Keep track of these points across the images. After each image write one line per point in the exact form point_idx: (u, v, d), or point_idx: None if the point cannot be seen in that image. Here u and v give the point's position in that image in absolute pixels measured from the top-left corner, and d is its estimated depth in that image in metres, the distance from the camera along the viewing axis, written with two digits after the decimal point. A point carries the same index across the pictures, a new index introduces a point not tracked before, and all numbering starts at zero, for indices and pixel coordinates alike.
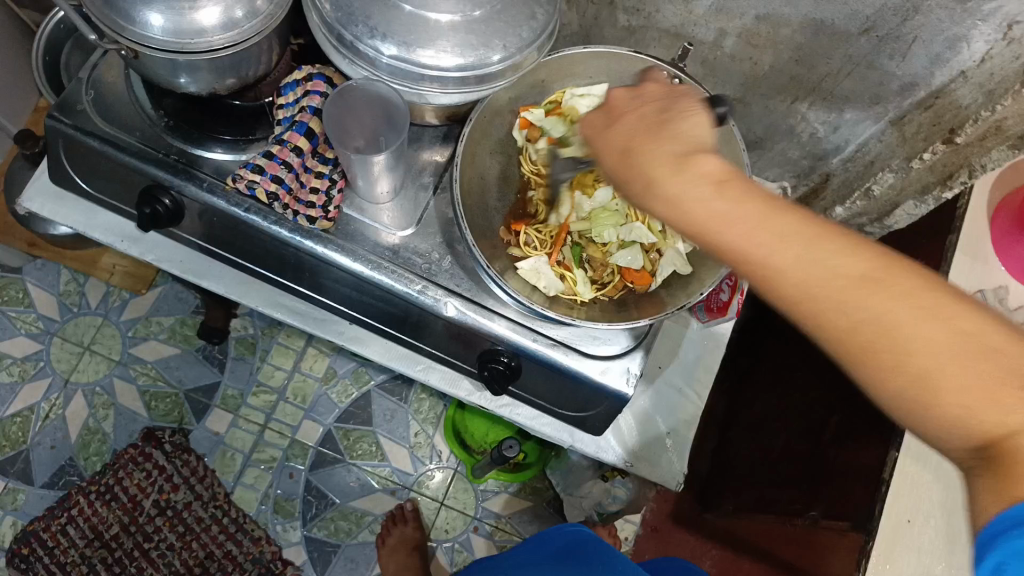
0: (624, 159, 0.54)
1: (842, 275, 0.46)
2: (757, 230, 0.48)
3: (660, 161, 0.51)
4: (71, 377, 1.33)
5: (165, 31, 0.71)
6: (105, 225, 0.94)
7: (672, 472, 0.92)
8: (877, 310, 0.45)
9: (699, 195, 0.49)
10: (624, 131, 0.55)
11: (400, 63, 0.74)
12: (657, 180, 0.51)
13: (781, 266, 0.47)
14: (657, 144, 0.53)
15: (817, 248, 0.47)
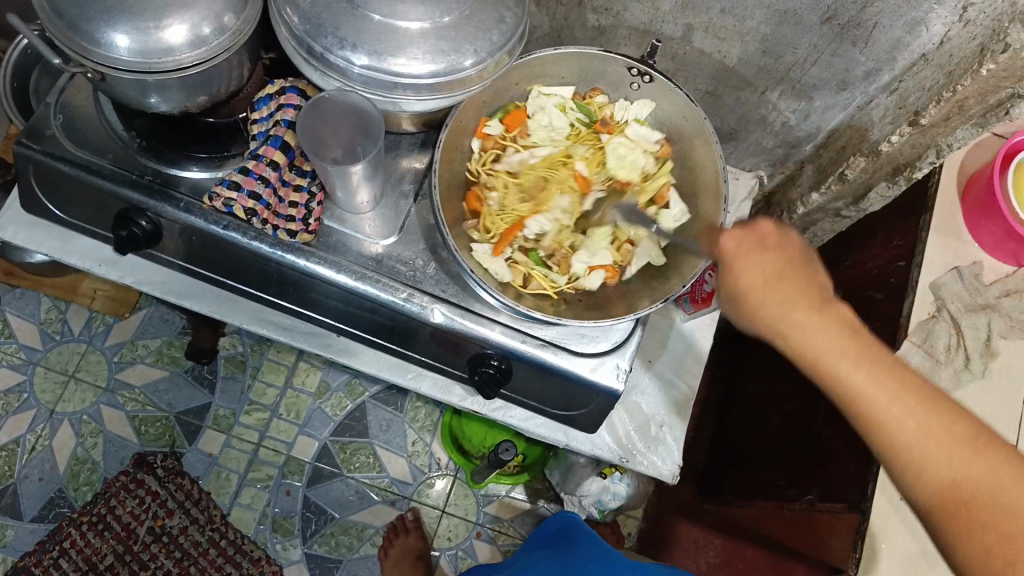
0: (746, 286, 0.65)
1: (911, 420, 0.58)
2: (865, 376, 0.59)
3: (793, 303, 0.63)
4: (57, 407, 1.32)
5: (132, 52, 0.72)
6: (81, 250, 0.93)
7: (669, 464, 0.92)
8: (924, 449, 0.57)
9: (820, 340, 0.61)
10: (757, 259, 0.65)
11: (373, 72, 0.74)
12: (793, 312, 0.63)
13: (870, 402, 0.59)
14: (802, 284, 0.64)
15: (909, 398, 0.59)
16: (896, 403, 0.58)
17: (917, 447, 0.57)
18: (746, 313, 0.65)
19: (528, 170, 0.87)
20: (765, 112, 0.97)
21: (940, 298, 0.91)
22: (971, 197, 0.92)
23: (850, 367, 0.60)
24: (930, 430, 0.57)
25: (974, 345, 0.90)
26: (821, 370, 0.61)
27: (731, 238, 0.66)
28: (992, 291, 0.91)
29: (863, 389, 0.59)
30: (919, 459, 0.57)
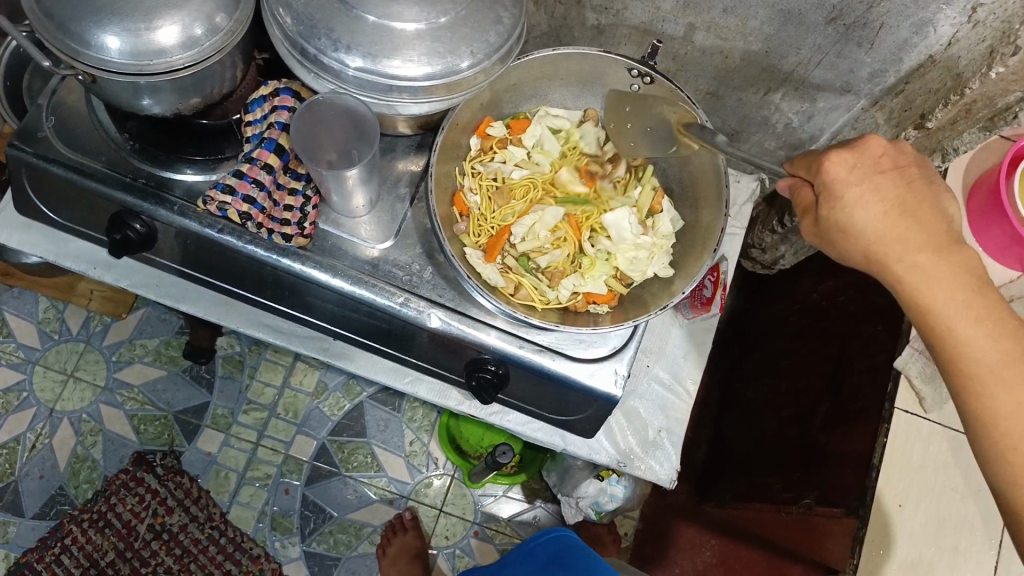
0: (865, 226, 0.62)
1: (982, 358, 0.61)
2: (979, 336, 0.61)
3: (913, 240, 0.61)
4: (57, 406, 1.32)
5: (123, 54, 0.71)
6: (76, 253, 0.92)
7: (666, 470, 0.91)
8: (1021, 428, 0.60)
9: (929, 286, 0.61)
10: (881, 192, 0.62)
11: (367, 74, 0.73)
12: (913, 254, 0.61)
13: (963, 343, 0.61)
14: (925, 223, 0.61)
15: (1021, 369, 0.60)
16: (1010, 373, 0.60)
17: (1015, 424, 0.60)
18: (854, 248, 0.63)
19: (517, 185, 0.89)
20: (767, 112, 0.95)
21: None
22: (977, 200, 0.91)
23: (971, 325, 0.61)
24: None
25: None
26: (935, 322, 0.62)
27: (837, 165, 0.62)
28: None
29: (973, 350, 0.61)
30: (1016, 438, 0.60)
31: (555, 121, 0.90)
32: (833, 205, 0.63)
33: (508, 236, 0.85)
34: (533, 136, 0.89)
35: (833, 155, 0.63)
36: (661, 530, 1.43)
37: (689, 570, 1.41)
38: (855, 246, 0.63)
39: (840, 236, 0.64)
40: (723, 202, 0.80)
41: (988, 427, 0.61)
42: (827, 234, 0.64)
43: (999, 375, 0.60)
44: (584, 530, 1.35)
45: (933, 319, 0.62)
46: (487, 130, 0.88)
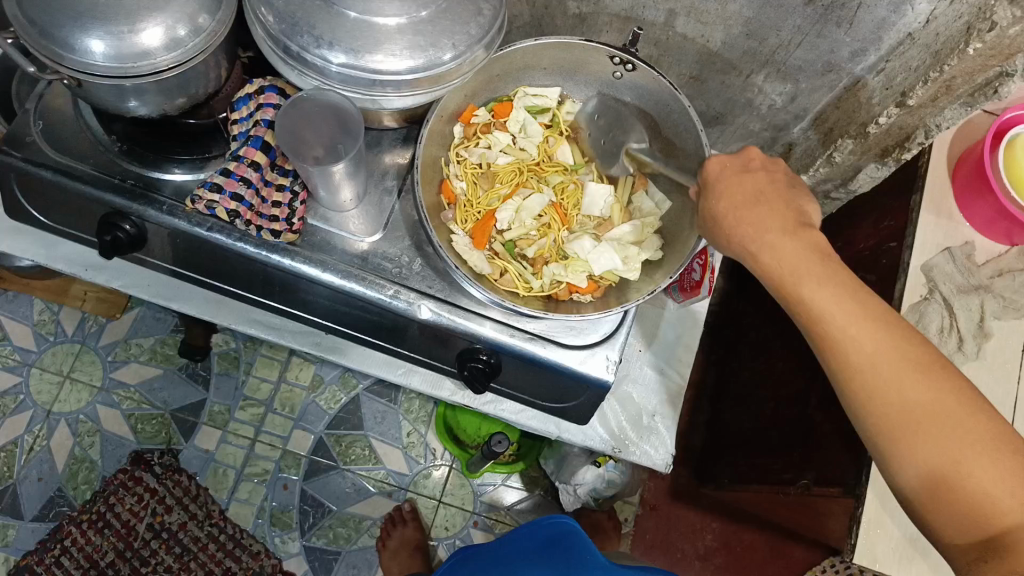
0: (724, 212, 0.70)
1: (873, 349, 0.61)
2: (825, 294, 0.63)
3: (766, 224, 0.67)
4: (53, 408, 1.32)
5: (108, 57, 0.72)
6: (67, 255, 0.92)
7: (662, 453, 0.92)
8: (884, 378, 0.61)
9: (789, 256, 0.65)
10: (746, 185, 0.70)
11: (351, 70, 0.74)
12: (764, 233, 0.67)
13: (834, 325, 0.63)
14: (778, 210, 0.68)
15: (873, 325, 0.62)
16: (863, 331, 0.62)
17: (872, 372, 0.61)
18: (721, 234, 0.70)
19: (502, 168, 0.89)
20: (751, 95, 0.96)
21: (932, 280, 0.90)
22: (961, 175, 0.91)
23: (815, 290, 0.63)
24: (898, 357, 0.60)
25: (966, 326, 0.89)
26: (788, 292, 0.65)
27: (714, 163, 0.72)
28: (982, 272, 0.91)
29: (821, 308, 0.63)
30: (876, 383, 0.61)
31: (535, 101, 0.89)
32: (710, 196, 0.71)
33: (494, 223, 0.86)
34: (518, 120, 0.89)
35: (711, 167, 0.72)
36: (660, 518, 1.44)
37: (692, 555, 1.43)
38: (727, 224, 0.70)
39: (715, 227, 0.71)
40: (708, 186, 0.79)
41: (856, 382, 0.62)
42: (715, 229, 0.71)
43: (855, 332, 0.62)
44: (583, 516, 1.36)
45: (783, 283, 0.65)
46: (471, 118, 0.88)
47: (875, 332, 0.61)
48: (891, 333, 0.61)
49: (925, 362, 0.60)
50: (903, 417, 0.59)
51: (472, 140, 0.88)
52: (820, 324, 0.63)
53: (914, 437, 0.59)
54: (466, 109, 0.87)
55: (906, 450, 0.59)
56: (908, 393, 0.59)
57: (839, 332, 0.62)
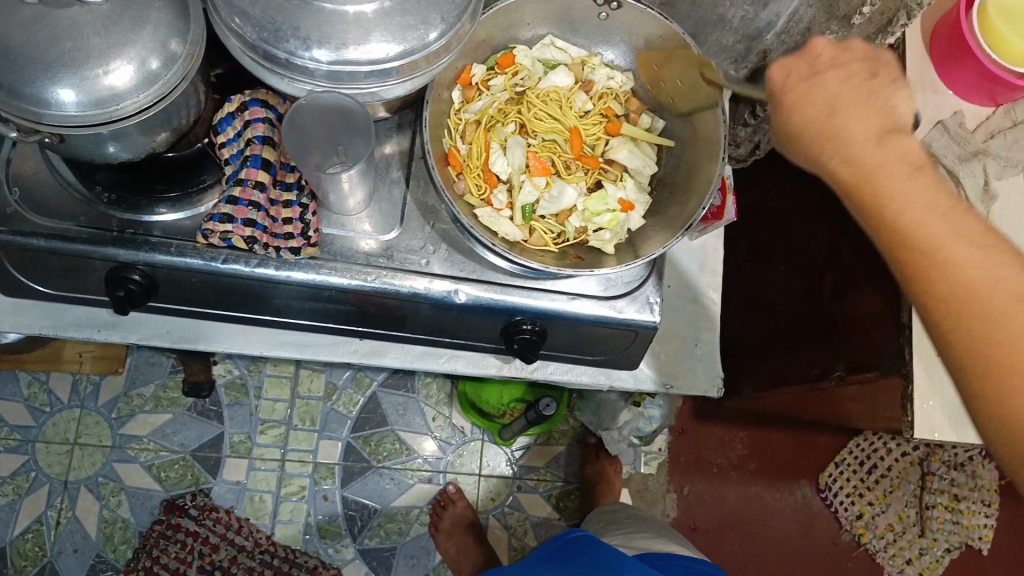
0: (794, 121, 0.63)
1: (988, 287, 0.57)
2: (908, 202, 0.59)
3: (865, 127, 0.61)
4: (69, 477, 1.27)
5: (82, 104, 0.67)
6: (77, 320, 0.87)
7: (710, 378, 0.93)
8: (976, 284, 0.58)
9: (876, 164, 0.60)
10: (820, 92, 0.63)
11: (341, 65, 0.71)
12: (866, 144, 0.61)
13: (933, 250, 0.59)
14: (865, 115, 0.61)
15: (963, 228, 0.59)
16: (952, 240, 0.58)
17: (954, 275, 0.58)
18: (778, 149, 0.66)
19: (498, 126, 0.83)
20: (723, 10, 0.93)
21: (932, 153, 0.92)
22: (938, 46, 0.93)
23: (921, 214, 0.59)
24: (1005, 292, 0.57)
25: (973, 192, 0.92)
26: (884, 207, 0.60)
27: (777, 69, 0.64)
28: (979, 136, 0.93)
29: (909, 226, 0.59)
30: (962, 278, 0.58)
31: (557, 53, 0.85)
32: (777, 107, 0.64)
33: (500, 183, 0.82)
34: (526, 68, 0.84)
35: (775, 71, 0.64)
36: (692, 438, 1.46)
37: (727, 466, 1.46)
38: (803, 142, 0.63)
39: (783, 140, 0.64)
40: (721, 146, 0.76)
41: (933, 290, 0.59)
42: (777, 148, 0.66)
43: (943, 233, 0.59)
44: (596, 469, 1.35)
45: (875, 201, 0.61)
46: (469, 77, 0.83)
47: (967, 241, 0.58)
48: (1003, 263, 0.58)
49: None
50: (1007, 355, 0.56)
51: (471, 100, 0.83)
52: (927, 247, 0.59)
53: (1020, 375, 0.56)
54: (465, 68, 0.82)
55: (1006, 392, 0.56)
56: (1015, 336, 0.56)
57: (949, 257, 0.58)
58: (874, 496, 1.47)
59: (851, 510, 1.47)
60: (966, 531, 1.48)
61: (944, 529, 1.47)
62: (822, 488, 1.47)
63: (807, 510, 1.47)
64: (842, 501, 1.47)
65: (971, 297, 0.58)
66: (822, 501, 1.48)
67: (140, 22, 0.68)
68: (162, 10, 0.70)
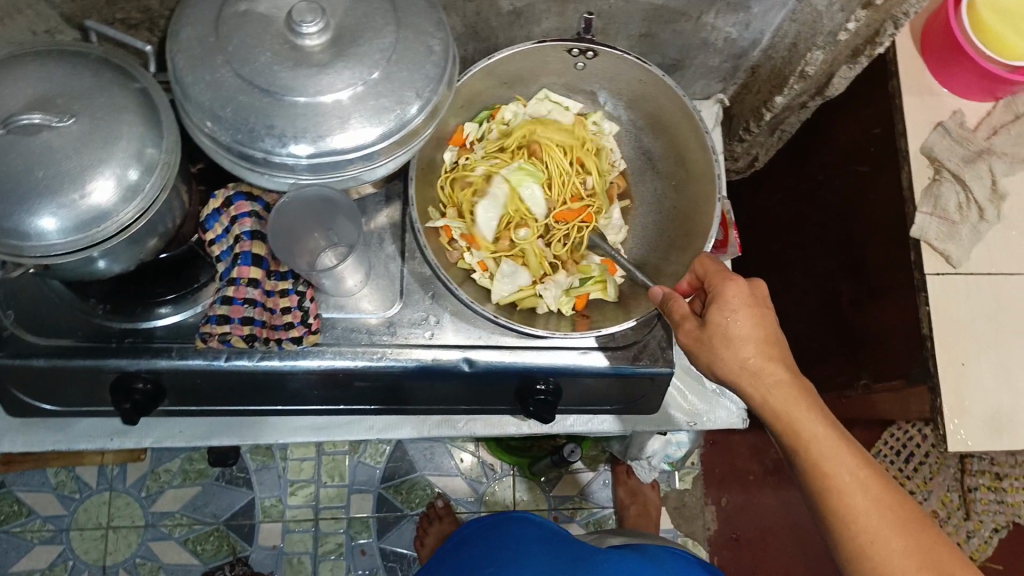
0: (735, 334, 0.67)
1: (876, 498, 0.65)
2: (854, 483, 0.65)
3: (776, 362, 0.67)
4: (107, 561, 1.29)
5: (64, 231, 0.61)
6: (87, 430, 0.89)
7: (735, 411, 0.94)
8: (879, 533, 0.64)
9: (791, 404, 0.67)
10: (756, 318, 0.67)
11: (320, 157, 0.65)
12: (769, 368, 0.67)
13: (825, 461, 0.66)
14: (782, 348, 0.68)
15: (878, 486, 0.65)
16: (866, 496, 0.65)
17: (862, 526, 0.64)
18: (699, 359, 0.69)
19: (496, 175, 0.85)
20: (705, 34, 0.91)
21: (936, 159, 0.94)
22: (934, 48, 0.95)
23: (821, 429, 0.67)
24: (892, 509, 0.65)
25: (982, 193, 0.94)
26: (793, 428, 0.67)
27: (736, 288, 0.68)
28: (983, 134, 0.96)
29: (815, 452, 0.66)
30: (847, 502, 0.65)
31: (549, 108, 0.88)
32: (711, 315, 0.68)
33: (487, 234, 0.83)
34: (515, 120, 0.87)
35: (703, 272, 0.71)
36: (722, 449, 1.53)
37: (761, 473, 1.53)
38: (717, 364, 0.68)
39: (722, 344, 0.67)
40: (707, 147, 0.80)
41: (851, 539, 0.65)
42: (705, 353, 0.68)
43: (860, 495, 0.65)
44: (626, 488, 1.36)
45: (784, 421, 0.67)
46: (460, 136, 0.87)
47: (874, 493, 0.65)
48: (882, 479, 0.66)
49: (905, 509, 0.65)
50: (886, 566, 0.63)
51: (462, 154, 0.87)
52: (818, 459, 0.66)
53: None
54: (455, 127, 0.87)
55: None
56: (892, 539, 0.64)
57: (834, 471, 0.66)
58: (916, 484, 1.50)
59: None
60: (1012, 509, 1.52)
61: (989, 510, 1.51)
62: None
63: None
64: None
65: (884, 552, 0.63)
66: None
67: (112, 138, 0.63)
68: (133, 122, 0.65)
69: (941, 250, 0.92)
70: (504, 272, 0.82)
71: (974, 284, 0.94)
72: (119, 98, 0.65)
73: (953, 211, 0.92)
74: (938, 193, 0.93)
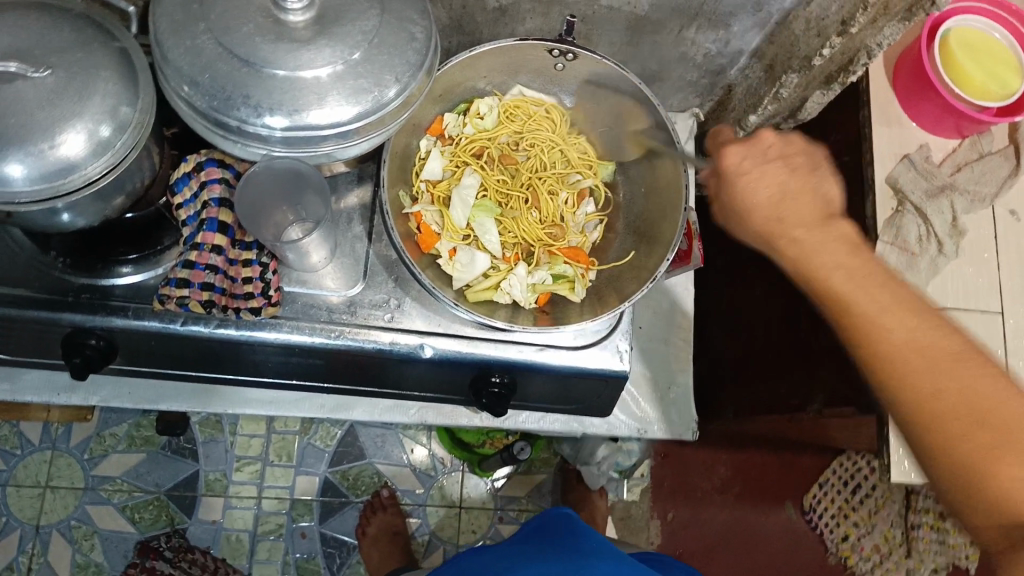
0: (753, 198, 0.68)
1: (912, 331, 0.58)
2: (897, 328, 0.59)
3: (801, 217, 0.67)
4: (42, 520, 1.28)
5: (31, 180, 0.61)
6: (34, 384, 0.88)
7: (685, 423, 0.96)
8: (957, 409, 0.55)
9: (819, 256, 0.64)
10: (770, 171, 0.69)
11: (294, 131, 0.65)
12: (820, 228, 0.66)
13: (857, 310, 0.61)
14: (805, 206, 0.67)
15: (940, 355, 0.57)
16: (933, 364, 0.57)
17: (935, 399, 0.56)
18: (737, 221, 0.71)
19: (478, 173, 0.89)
20: (685, 49, 0.93)
21: (900, 190, 0.96)
22: (904, 80, 0.97)
23: (849, 281, 0.62)
24: (926, 336, 0.58)
25: (943, 228, 0.96)
26: (816, 282, 0.64)
27: (738, 155, 0.70)
28: (947, 169, 0.99)
29: (847, 298, 0.61)
30: (889, 353, 0.58)
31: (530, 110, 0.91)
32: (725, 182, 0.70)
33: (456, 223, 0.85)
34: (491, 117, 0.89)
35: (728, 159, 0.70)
36: (674, 462, 1.55)
37: (710, 489, 1.55)
38: (755, 224, 0.69)
39: (735, 208, 0.70)
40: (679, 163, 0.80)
41: (900, 390, 0.58)
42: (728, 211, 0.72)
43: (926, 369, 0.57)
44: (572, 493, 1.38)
45: (807, 277, 0.64)
46: (439, 126, 0.89)
47: (919, 336, 0.58)
48: (925, 320, 0.59)
49: (952, 341, 0.58)
50: (931, 403, 0.56)
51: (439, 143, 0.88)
52: (846, 307, 0.61)
53: (946, 429, 0.55)
54: (433, 117, 0.88)
55: (940, 436, 0.55)
56: (929, 363, 0.57)
57: (868, 315, 0.60)
58: (859, 517, 1.55)
59: (835, 531, 1.55)
60: (952, 551, 1.53)
61: (931, 550, 1.54)
62: (807, 510, 1.56)
63: (793, 532, 1.55)
64: (827, 523, 1.55)
65: (945, 416, 0.55)
66: (807, 522, 1.56)
67: (87, 92, 0.63)
68: (110, 79, 0.64)
69: None
70: (471, 260, 0.83)
71: None
72: (97, 53, 0.65)
73: (913, 243, 0.95)
74: (900, 224, 0.96)
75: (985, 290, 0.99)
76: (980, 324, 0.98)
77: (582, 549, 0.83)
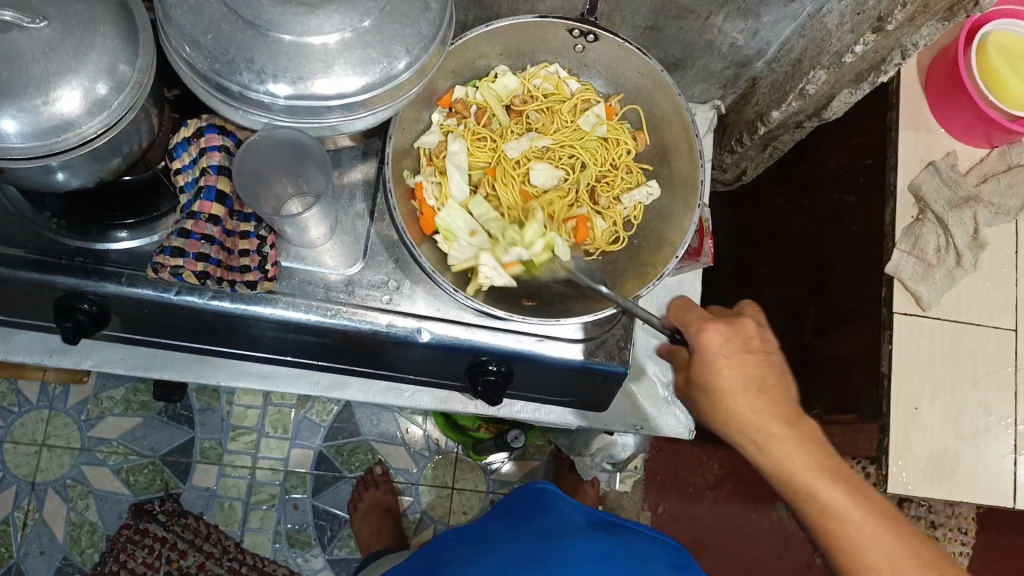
0: (720, 376, 0.72)
1: (844, 498, 0.72)
2: (834, 494, 0.72)
3: (759, 405, 0.72)
4: (37, 478, 1.28)
5: (24, 136, 0.59)
6: (25, 344, 0.87)
7: (682, 420, 0.94)
8: (893, 572, 0.70)
9: (770, 437, 0.72)
10: (738, 363, 0.72)
11: (297, 100, 0.63)
12: (756, 400, 0.73)
13: (804, 483, 0.72)
14: (770, 392, 0.73)
15: (866, 506, 0.72)
16: (857, 520, 0.71)
17: (858, 536, 0.71)
18: (711, 391, 0.73)
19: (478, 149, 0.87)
20: (710, 37, 0.89)
21: (923, 198, 0.94)
22: (937, 84, 0.94)
23: (798, 456, 0.72)
24: (860, 505, 0.72)
25: (964, 240, 0.94)
26: (782, 472, 0.73)
27: (714, 334, 0.73)
28: (974, 179, 0.96)
29: (798, 478, 0.72)
30: (829, 512, 0.72)
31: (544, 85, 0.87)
32: (699, 358, 0.73)
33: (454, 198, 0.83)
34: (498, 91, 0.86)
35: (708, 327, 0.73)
36: (667, 456, 1.54)
37: (703, 486, 1.54)
38: (703, 391, 0.74)
39: (705, 376, 0.73)
40: (696, 152, 0.78)
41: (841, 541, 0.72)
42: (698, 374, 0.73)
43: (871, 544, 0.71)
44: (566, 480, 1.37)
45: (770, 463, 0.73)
46: (450, 99, 0.85)
47: (853, 498, 0.72)
48: (856, 491, 0.72)
49: (880, 505, 0.72)
50: (862, 557, 0.71)
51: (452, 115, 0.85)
52: (799, 487, 0.73)
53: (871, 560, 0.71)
54: (447, 90, 0.85)
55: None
56: (854, 523, 0.71)
57: (819, 495, 0.72)
58: None
59: None
60: None
61: None
62: None
63: (782, 531, 1.54)
64: None
65: (872, 565, 0.70)
66: (799, 523, 1.54)
67: (85, 48, 0.60)
68: (108, 35, 0.62)
69: (913, 291, 0.93)
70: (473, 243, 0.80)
71: (938, 330, 0.95)
72: (97, 7, 0.62)
73: (930, 254, 0.93)
74: (919, 232, 0.93)
75: (998, 304, 0.97)
76: (990, 340, 0.97)
77: (563, 530, 0.86)
